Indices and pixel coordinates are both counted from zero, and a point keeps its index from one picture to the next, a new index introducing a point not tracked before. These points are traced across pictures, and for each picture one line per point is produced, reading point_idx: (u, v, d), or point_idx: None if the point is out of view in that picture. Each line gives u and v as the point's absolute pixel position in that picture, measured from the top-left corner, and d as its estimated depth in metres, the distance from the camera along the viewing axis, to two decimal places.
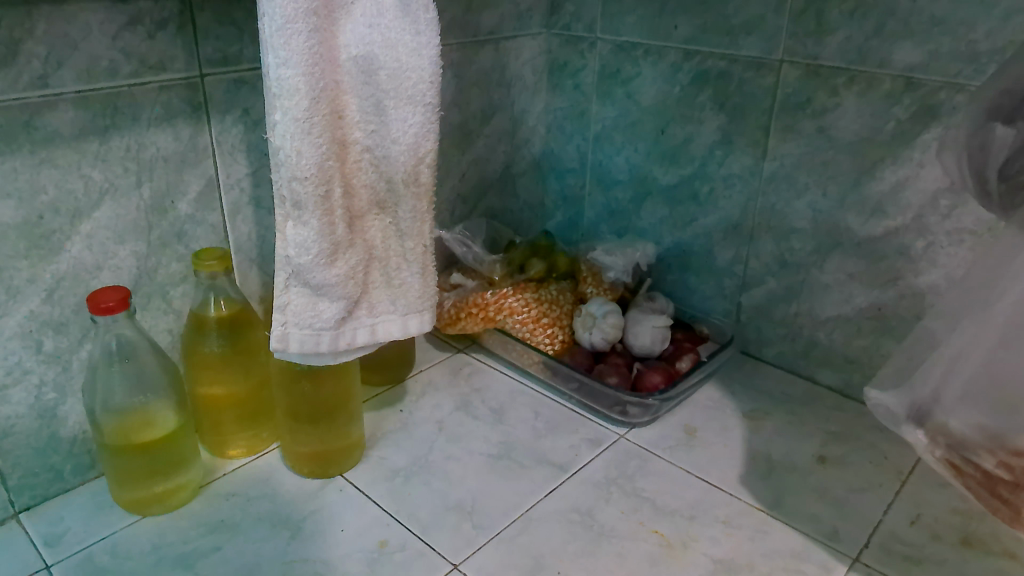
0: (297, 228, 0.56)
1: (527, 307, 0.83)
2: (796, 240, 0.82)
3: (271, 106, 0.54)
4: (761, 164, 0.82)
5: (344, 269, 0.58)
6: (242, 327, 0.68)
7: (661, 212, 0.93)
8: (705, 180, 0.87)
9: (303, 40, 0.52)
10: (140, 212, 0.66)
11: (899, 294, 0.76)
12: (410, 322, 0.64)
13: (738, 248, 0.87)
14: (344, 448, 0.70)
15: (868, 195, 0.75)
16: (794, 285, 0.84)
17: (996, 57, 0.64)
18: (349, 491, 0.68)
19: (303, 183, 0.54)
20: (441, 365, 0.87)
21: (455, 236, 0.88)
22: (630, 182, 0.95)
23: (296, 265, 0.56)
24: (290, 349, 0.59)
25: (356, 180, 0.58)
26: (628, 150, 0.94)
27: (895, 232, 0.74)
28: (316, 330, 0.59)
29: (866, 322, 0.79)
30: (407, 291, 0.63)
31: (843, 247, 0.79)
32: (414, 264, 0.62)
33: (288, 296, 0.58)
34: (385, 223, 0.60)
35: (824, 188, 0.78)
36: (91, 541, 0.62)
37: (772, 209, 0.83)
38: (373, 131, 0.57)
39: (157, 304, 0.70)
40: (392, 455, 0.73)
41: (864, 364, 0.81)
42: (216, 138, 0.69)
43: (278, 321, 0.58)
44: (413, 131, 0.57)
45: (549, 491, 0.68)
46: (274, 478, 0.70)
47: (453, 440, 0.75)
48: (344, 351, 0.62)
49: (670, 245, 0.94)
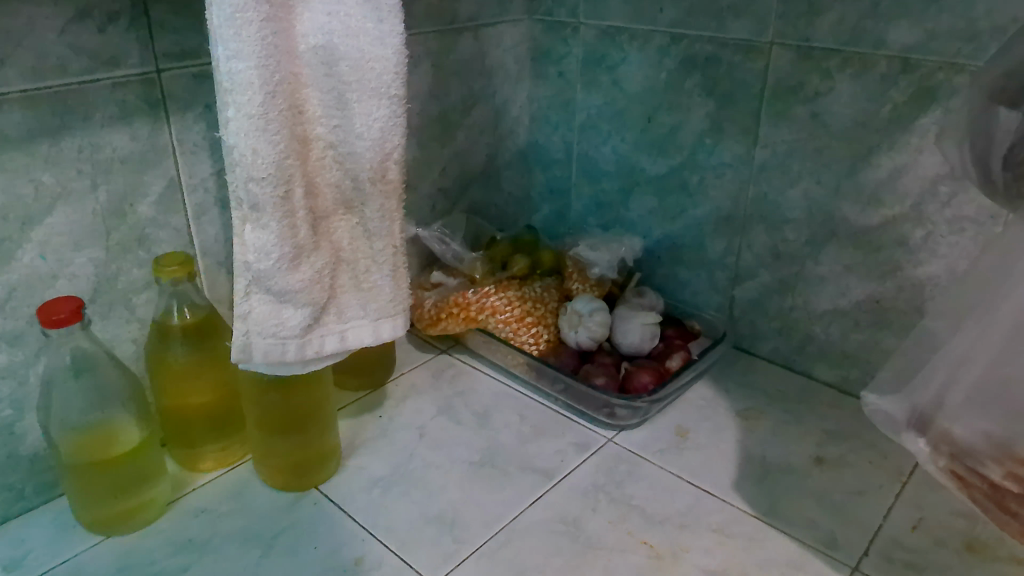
0: (256, 232, 0.52)
1: (510, 306, 0.80)
2: (789, 231, 0.79)
3: (223, 102, 0.50)
4: (752, 153, 0.78)
5: (309, 274, 0.55)
6: (209, 335, 0.65)
7: (650, 203, 0.89)
8: (695, 169, 0.84)
9: (255, 30, 0.48)
10: (97, 217, 0.62)
11: (897, 286, 0.73)
12: (382, 327, 0.61)
13: (730, 240, 0.84)
14: (318, 459, 0.67)
15: (863, 183, 0.72)
16: (788, 278, 0.81)
17: (998, 36, 0.61)
18: (325, 504, 0.65)
19: (260, 184, 0.51)
20: (423, 368, 0.84)
21: (434, 233, 0.85)
22: (618, 172, 0.91)
23: (256, 271, 0.53)
24: (254, 358, 0.56)
25: (320, 179, 0.55)
26: (614, 140, 0.90)
27: (893, 221, 0.71)
28: (281, 339, 0.56)
29: (864, 316, 0.76)
30: (379, 295, 0.60)
31: (839, 238, 0.75)
32: (385, 266, 0.59)
33: (249, 304, 0.54)
34: (353, 224, 0.57)
35: (818, 176, 0.75)
36: (53, 564, 0.60)
37: (765, 199, 0.79)
38: (336, 126, 0.54)
39: (119, 312, 0.66)
40: (370, 465, 0.70)
41: (862, 360, 0.78)
42: (177, 136, 0.65)
43: (240, 330, 0.55)
44: (378, 125, 0.54)
45: (533, 500, 0.65)
46: (247, 492, 0.67)
47: (434, 447, 0.72)
48: (313, 359, 0.59)
49: (660, 237, 0.90)
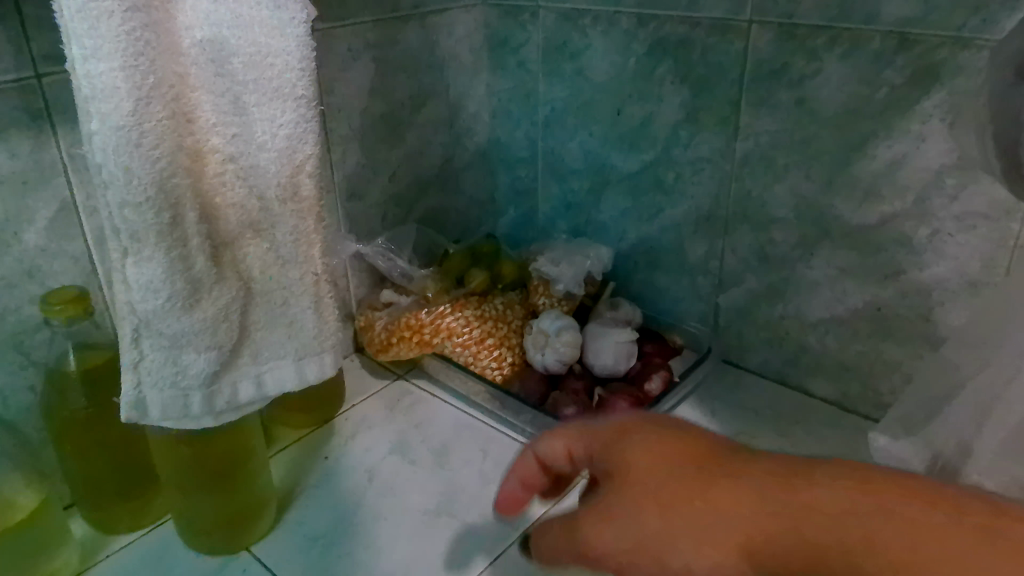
0: (139, 267, 0.43)
1: (469, 327, 0.73)
2: (777, 232, 0.70)
3: (84, 112, 0.41)
4: (732, 146, 0.70)
5: (210, 312, 0.46)
6: (116, 380, 0.56)
7: (623, 204, 0.81)
8: (670, 166, 0.75)
9: (118, 22, 0.39)
10: None
11: (899, 292, 0.65)
12: (308, 367, 0.52)
13: (712, 243, 0.76)
14: (246, 517, 0.59)
15: (857, 177, 0.64)
16: (777, 284, 0.73)
17: (1010, 2, 0.52)
18: (255, 570, 0.57)
19: (138, 210, 0.42)
20: (376, 397, 0.75)
21: (378, 248, 0.76)
22: (587, 171, 0.83)
23: (142, 314, 0.45)
24: (151, 415, 0.47)
25: (218, 199, 0.46)
26: (581, 135, 0.82)
27: (893, 218, 0.63)
28: (181, 390, 0.47)
29: (863, 325, 0.68)
30: (300, 330, 0.51)
31: (832, 238, 0.67)
32: (305, 296, 0.51)
33: (140, 353, 0.46)
34: (263, 250, 0.48)
35: (807, 170, 0.66)
36: None
37: (749, 197, 0.71)
38: (234, 136, 0.45)
39: (8, 357, 0.57)
40: (311, 519, 0.61)
41: (862, 373, 0.70)
42: (68, 151, 0.56)
43: (130, 383, 0.46)
44: (284, 132, 0.45)
45: (494, 556, 0.57)
46: (166, 558, 0.58)
47: (384, 493, 0.64)
48: (227, 410, 0.50)
49: (635, 242, 0.82)
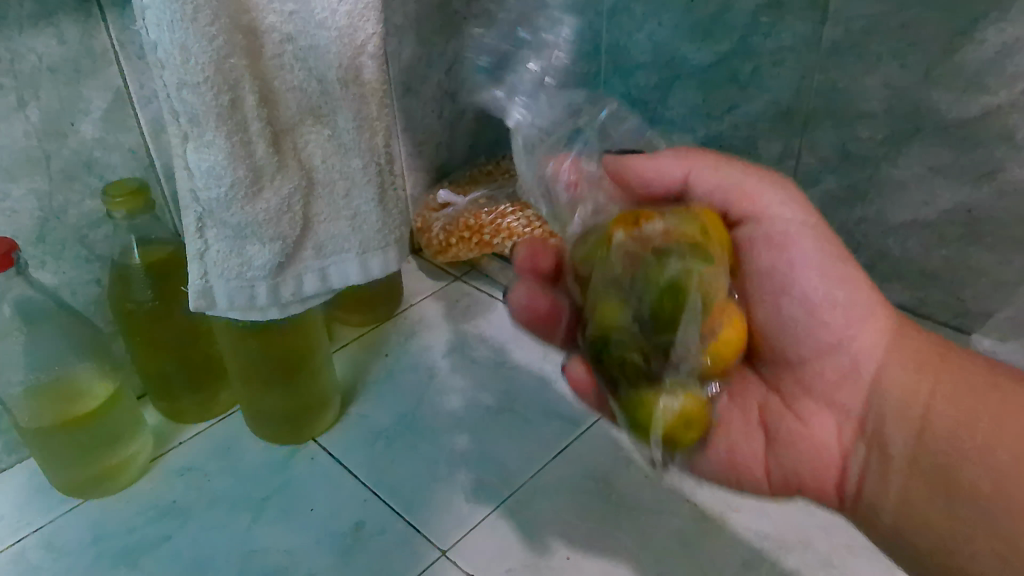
0: (200, 152, 0.42)
1: (530, 229, 0.68)
2: (863, 128, 0.65)
3: None
4: (818, 32, 0.63)
5: (273, 202, 0.45)
6: (178, 276, 0.56)
7: (693, 98, 0.75)
8: (748, 57, 0.68)
9: None
10: (31, 139, 0.52)
11: (997, 191, 0.60)
12: (371, 262, 0.51)
13: (788, 141, 0.70)
14: (312, 411, 0.60)
15: (962, 65, 0.57)
16: (858, 184, 0.68)
17: None
18: (322, 460, 0.58)
19: (197, 90, 0.40)
20: (435, 299, 0.74)
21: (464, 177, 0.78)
22: (655, 64, 0.77)
23: (206, 201, 0.43)
24: (218, 305, 0.47)
25: (278, 82, 0.43)
26: (651, 25, 0.75)
27: (996, 111, 0.57)
28: (246, 281, 0.47)
29: (952, 229, 0.64)
30: (363, 222, 0.50)
31: (924, 133, 0.61)
32: (368, 188, 0.49)
33: (204, 242, 0.45)
34: (324, 137, 0.46)
35: (903, 58, 0.60)
36: (24, 534, 0.54)
37: (832, 90, 0.65)
38: (292, 13, 0.42)
39: (75, 251, 0.56)
40: (374, 413, 0.62)
41: (944, 279, 0.66)
42: (117, 38, 0.53)
43: (197, 273, 0.46)
44: (345, 8, 0.42)
45: (558, 452, 0.57)
46: (237, 446, 0.60)
47: (445, 390, 0.64)
48: (291, 302, 0.49)
49: (704, 140, 0.76)
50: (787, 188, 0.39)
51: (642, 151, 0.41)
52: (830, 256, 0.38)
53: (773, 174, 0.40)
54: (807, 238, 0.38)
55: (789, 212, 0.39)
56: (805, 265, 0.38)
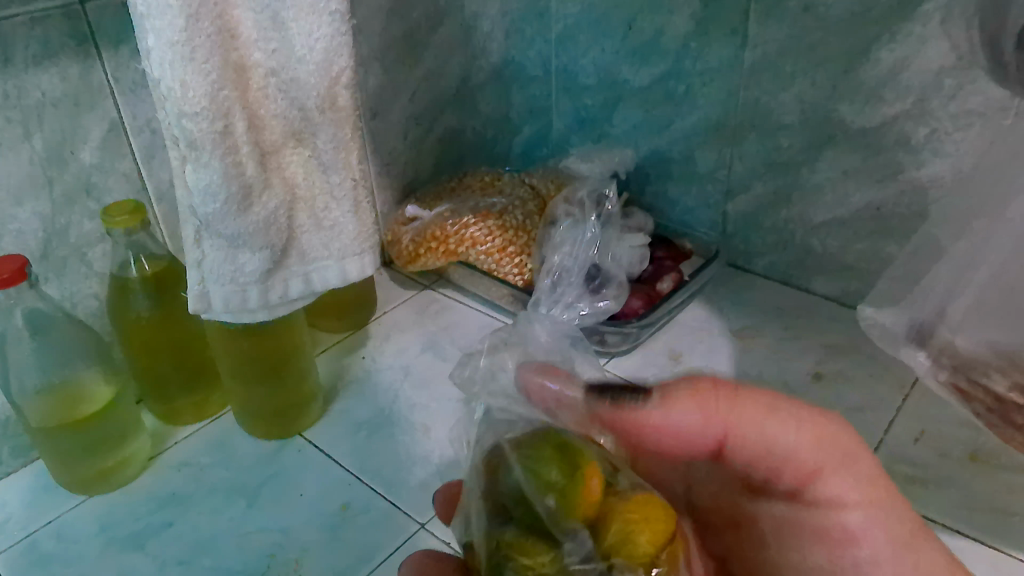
0: (197, 172, 0.48)
1: (491, 236, 0.76)
2: (784, 138, 0.73)
3: (141, 28, 0.45)
4: (740, 55, 0.71)
5: (262, 215, 0.51)
6: (172, 287, 0.62)
7: (636, 116, 0.83)
8: (681, 78, 0.76)
9: None
10: (36, 167, 0.57)
11: (899, 190, 0.68)
12: (349, 267, 0.57)
13: (721, 152, 0.78)
14: (298, 407, 0.66)
15: (862, 81, 0.65)
16: (783, 189, 0.76)
17: None
18: (309, 451, 0.64)
19: (195, 119, 0.46)
20: (406, 305, 0.80)
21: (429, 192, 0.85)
22: (600, 86, 0.84)
23: (203, 215, 0.49)
24: (215, 308, 0.53)
25: (263, 110, 0.50)
26: (594, 51, 0.83)
27: (893, 120, 0.65)
28: (239, 286, 0.53)
29: (865, 225, 0.72)
30: (341, 232, 0.56)
31: (836, 141, 0.70)
32: (345, 201, 0.55)
33: (202, 251, 0.51)
34: (305, 157, 0.53)
35: (813, 77, 0.68)
36: (35, 528, 0.59)
37: (755, 106, 0.73)
38: (275, 51, 0.48)
39: (75, 267, 0.62)
40: (355, 408, 0.68)
41: (861, 270, 0.74)
42: (112, 73, 0.59)
43: (195, 278, 0.52)
44: (321, 46, 0.48)
45: None
46: (230, 442, 0.65)
47: (419, 386, 0.70)
48: (279, 305, 0.56)
49: (647, 153, 0.84)
50: (858, 470, 0.35)
51: (646, 398, 0.36)
52: (887, 554, 0.36)
53: (841, 431, 0.35)
54: (875, 528, 0.36)
55: (855, 499, 0.35)
56: (867, 564, 0.36)
